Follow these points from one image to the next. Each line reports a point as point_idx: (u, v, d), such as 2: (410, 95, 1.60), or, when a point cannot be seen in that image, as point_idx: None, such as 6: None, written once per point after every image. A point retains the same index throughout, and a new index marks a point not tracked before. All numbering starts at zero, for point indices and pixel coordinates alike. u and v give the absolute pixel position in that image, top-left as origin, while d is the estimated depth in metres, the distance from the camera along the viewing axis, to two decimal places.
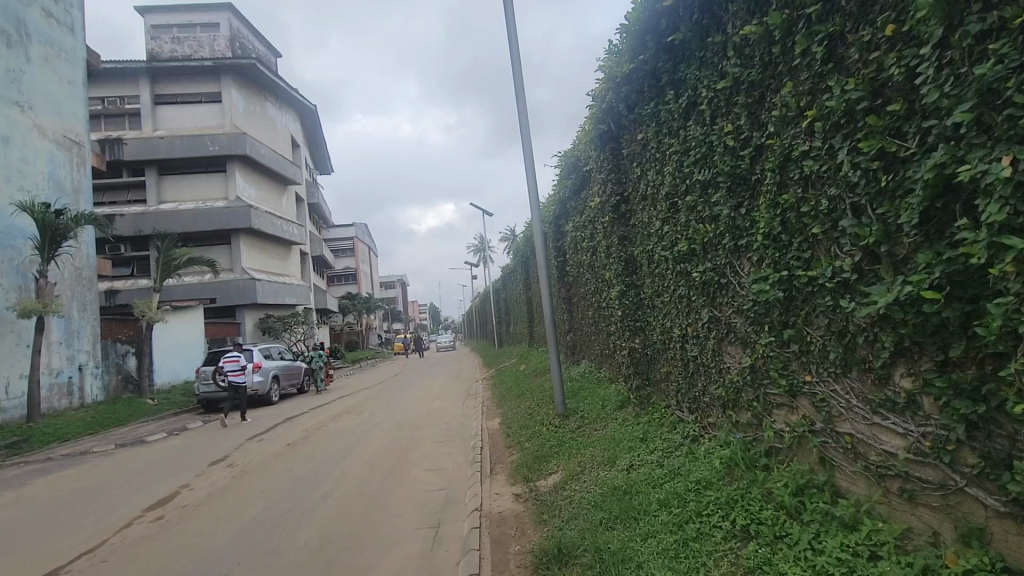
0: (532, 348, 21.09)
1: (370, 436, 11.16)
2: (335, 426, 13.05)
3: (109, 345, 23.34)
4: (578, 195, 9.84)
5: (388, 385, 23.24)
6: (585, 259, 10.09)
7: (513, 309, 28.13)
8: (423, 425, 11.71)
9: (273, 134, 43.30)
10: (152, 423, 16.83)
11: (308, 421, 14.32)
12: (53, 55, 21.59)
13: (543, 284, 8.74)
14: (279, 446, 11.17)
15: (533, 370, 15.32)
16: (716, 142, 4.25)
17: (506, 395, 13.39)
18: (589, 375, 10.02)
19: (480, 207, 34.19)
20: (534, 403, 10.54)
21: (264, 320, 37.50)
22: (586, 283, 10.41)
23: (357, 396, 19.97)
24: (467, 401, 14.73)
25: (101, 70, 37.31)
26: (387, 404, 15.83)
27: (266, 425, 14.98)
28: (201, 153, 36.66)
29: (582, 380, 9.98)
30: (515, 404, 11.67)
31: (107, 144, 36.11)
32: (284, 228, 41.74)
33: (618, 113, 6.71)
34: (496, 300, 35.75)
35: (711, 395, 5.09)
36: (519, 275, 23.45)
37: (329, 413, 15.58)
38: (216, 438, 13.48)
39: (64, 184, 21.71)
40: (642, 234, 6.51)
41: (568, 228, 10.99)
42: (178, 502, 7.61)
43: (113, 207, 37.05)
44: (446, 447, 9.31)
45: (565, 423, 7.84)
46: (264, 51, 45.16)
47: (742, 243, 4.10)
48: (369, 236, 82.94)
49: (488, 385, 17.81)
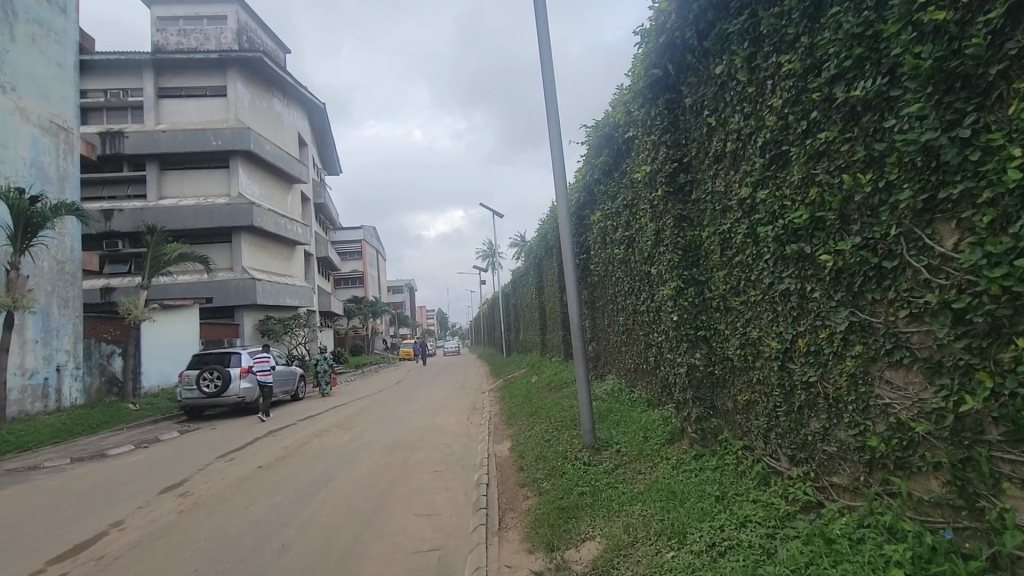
0: (544, 357, 19.29)
1: (357, 459, 9.45)
2: (319, 443, 11.33)
3: (93, 344, 21.83)
4: (611, 174, 8.13)
5: (388, 394, 21.60)
6: (617, 254, 8.32)
7: (523, 315, 26.37)
8: (420, 447, 9.98)
9: (280, 131, 42.05)
10: (123, 432, 15.23)
11: (292, 436, 12.60)
12: (41, 36, 20.30)
13: (568, 280, 7.02)
14: (248, 469, 9.46)
15: (547, 384, 13.60)
16: (895, 27, 2.56)
17: (517, 413, 11.64)
18: (618, 395, 8.28)
19: (490, 208, 32.59)
20: (551, 425, 8.85)
21: (263, 322, 36.06)
22: (616, 283, 8.67)
23: (353, 406, 18.22)
24: (472, 418, 12.96)
25: (104, 61, 36.24)
26: (383, 418, 14.08)
27: (247, 438, 13.32)
28: (203, 148, 35.37)
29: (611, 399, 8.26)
30: (528, 425, 9.96)
31: (108, 138, 34.98)
32: (287, 227, 40.35)
33: (682, 47, 5.04)
34: (505, 305, 34.04)
35: (841, 443, 3.35)
36: (531, 279, 21.67)
37: (316, 426, 13.88)
38: (187, 453, 11.86)
39: (48, 172, 20.30)
40: (713, 209, 4.78)
41: (596, 218, 9.25)
42: (96, 552, 5.92)
43: (112, 201, 35.84)
44: (444, 479, 7.60)
45: (596, 458, 6.10)
46: (273, 47, 44.01)
47: (947, 195, 2.42)
48: (376, 239, 81.44)
49: (496, 398, 16.10)
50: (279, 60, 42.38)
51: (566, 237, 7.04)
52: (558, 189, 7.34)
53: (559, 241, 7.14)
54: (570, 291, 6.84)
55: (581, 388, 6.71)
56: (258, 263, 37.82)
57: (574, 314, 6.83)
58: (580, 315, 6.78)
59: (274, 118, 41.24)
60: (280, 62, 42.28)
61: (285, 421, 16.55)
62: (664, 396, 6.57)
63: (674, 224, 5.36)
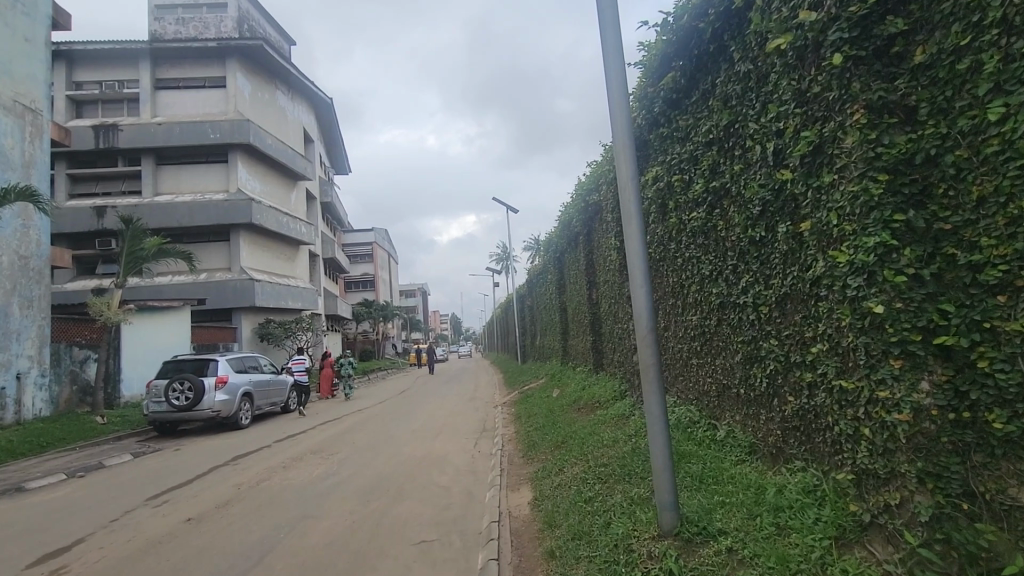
0: (566, 366, 16.62)
1: (323, 510, 6.93)
2: (282, 480, 8.78)
3: (62, 348, 19.55)
4: (687, 100, 5.48)
5: (389, 407, 19.07)
6: (688, 225, 5.74)
7: (540, 318, 23.73)
8: (413, 491, 7.49)
9: (284, 124, 40.06)
10: (70, 454, 12.85)
11: (259, 465, 10.12)
12: (7, 7, 18.22)
13: (634, 242, 4.10)
14: (172, 525, 6.92)
15: (575, 401, 11.00)
16: None
17: (537, 443, 9.02)
18: (691, 433, 5.65)
19: (504, 203, 30.27)
20: (594, 468, 6.27)
21: (263, 325, 33.86)
22: (685, 271, 6.06)
23: (345, 423, 15.71)
24: (481, 446, 10.37)
25: (99, 51, 34.40)
26: (375, 442, 11.60)
27: (204, 467, 10.79)
28: (200, 141, 33.33)
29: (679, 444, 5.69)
30: (558, 461, 7.38)
31: (103, 131, 33.08)
32: (290, 226, 38.18)
33: None
34: (521, 307, 31.44)
35: None
36: (552, 276, 18.98)
37: (291, 451, 11.33)
38: (122, 489, 9.36)
39: (11, 157, 18.14)
40: (1009, 63, 2.19)
41: (650, 177, 6.66)
42: None
43: (106, 197, 33.83)
44: (432, 561, 5.02)
45: (688, 565, 3.42)
46: (277, 38, 42.04)
47: None
48: (387, 240, 79.13)
49: (510, 415, 13.51)
50: (283, 51, 40.36)
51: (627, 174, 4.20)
52: (615, 88, 4.34)
53: (619, 181, 4.25)
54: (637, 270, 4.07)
55: (654, 436, 3.96)
56: (258, 263, 35.67)
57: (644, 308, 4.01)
58: (654, 309, 4.01)
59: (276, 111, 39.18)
60: (284, 52, 40.26)
61: (263, 440, 14.07)
62: (801, 445, 3.96)
63: (863, 118, 2.75)
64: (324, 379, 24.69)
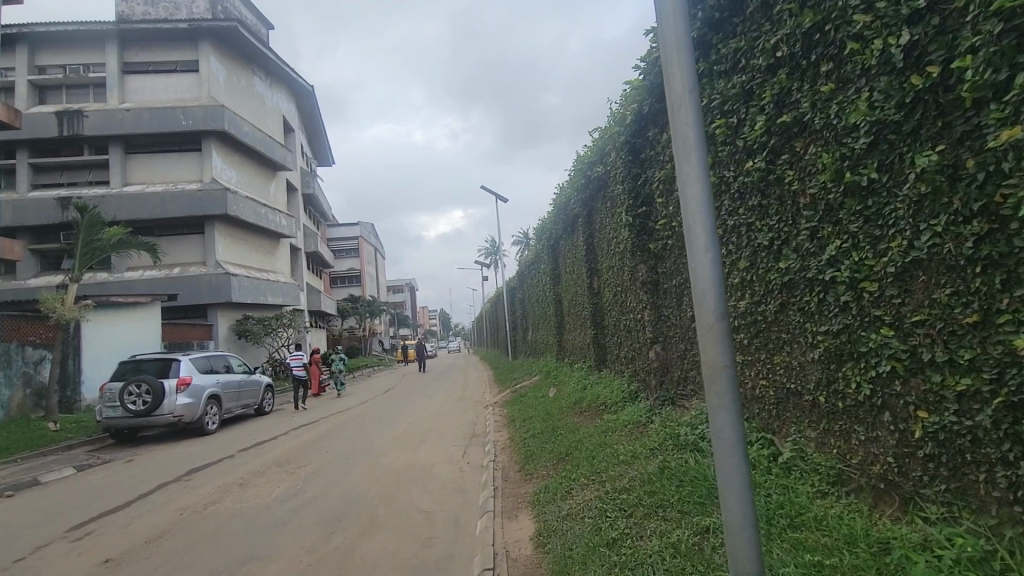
0: (562, 362, 15.41)
1: (278, 546, 5.62)
2: (236, 503, 7.43)
3: (13, 348, 17.91)
4: (741, 17, 4.26)
5: (372, 408, 17.73)
6: (734, 183, 4.51)
7: (532, 310, 22.50)
8: (387, 520, 6.16)
9: (262, 111, 38.26)
10: (5, 469, 11.34)
11: (215, 483, 8.75)
12: None
13: (696, 190, 2.66)
14: (83, 569, 5.53)
15: (575, 403, 9.76)
16: None
17: (537, 455, 7.72)
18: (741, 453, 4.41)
19: (493, 192, 29.08)
20: (612, 494, 5.00)
21: (241, 322, 32.21)
22: (724, 242, 4.84)
23: (321, 427, 14.35)
24: (470, 456, 9.10)
25: (61, 32, 32.32)
26: (351, 452, 10.27)
27: (152, 484, 9.34)
28: (172, 128, 31.48)
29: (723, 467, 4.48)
30: (566, 479, 6.10)
31: (66, 117, 31.06)
32: (270, 218, 36.46)
33: None
34: (511, 300, 30.15)
35: None
36: (545, 266, 17.73)
37: (255, 464, 9.94)
38: (46, 514, 7.91)
39: None
40: None
41: None
42: None
43: (71, 188, 31.84)
44: None
45: None
46: (254, 21, 40.13)
47: None
48: (374, 234, 77.37)
49: (502, 418, 12.26)
50: (260, 34, 38.49)
51: (682, 85, 2.71)
52: None
53: (669, 98, 2.79)
54: (700, 232, 2.67)
55: (729, 484, 2.64)
56: (235, 257, 33.94)
57: (714, 289, 2.64)
58: (726, 291, 2.67)
59: (254, 97, 37.36)
60: (261, 36, 38.42)
61: (228, 448, 12.66)
62: (937, 483, 2.77)
63: None
64: (311, 378, 23.38)
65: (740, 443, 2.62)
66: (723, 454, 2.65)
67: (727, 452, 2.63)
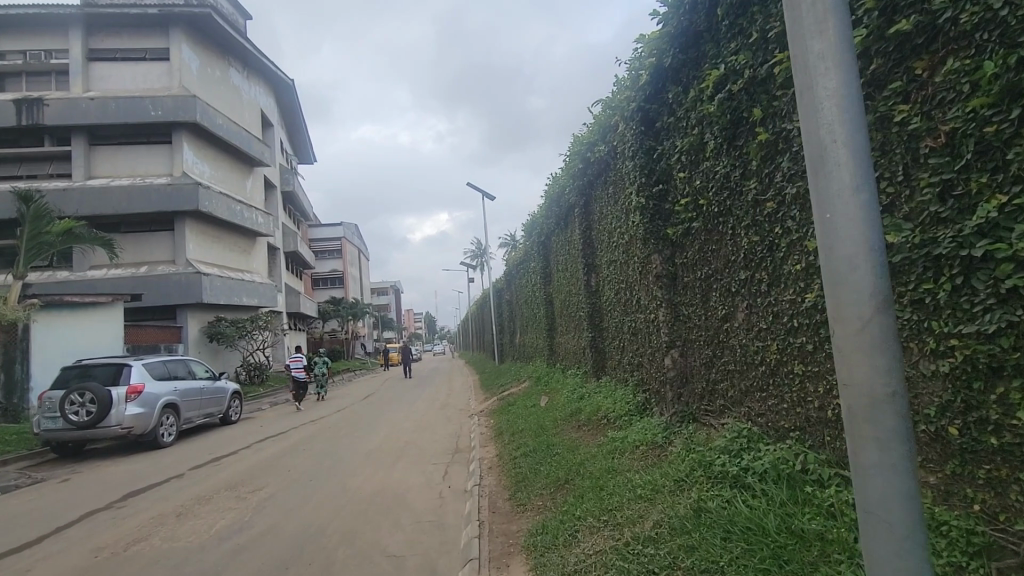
0: (554, 367, 14.29)
1: None
2: (166, 540, 6.13)
3: None
4: None
5: (348, 417, 16.42)
6: None
7: (520, 312, 21.37)
8: (345, 569, 4.90)
9: (238, 104, 36.68)
10: None
11: (148, 512, 7.41)
12: None
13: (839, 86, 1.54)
14: None
15: (571, 416, 8.63)
16: None
17: (530, 480, 6.56)
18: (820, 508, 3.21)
19: (480, 189, 27.97)
20: (630, 553, 3.76)
21: (212, 324, 30.52)
22: (787, 216, 3.74)
23: (289, 439, 13.02)
24: (452, 478, 7.89)
25: (21, 16, 30.46)
26: (317, 472, 8.99)
27: (76, 513, 7.95)
28: (140, 118, 29.79)
29: (785, 517, 3.31)
30: (567, 519, 4.87)
31: (25, 106, 29.19)
32: (245, 215, 34.81)
33: None
34: (498, 301, 29.00)
35: None
36: (535, 264, 16.62)
37: (203, 487, 8.60)
38: None
39: None
40: None
41: (716, 77, 4.35)
42: None
43: (30, 181, 29.95)
44: None
45: None
46: (232, 11, 38.56)
47: None
48: (357, 236, 75.75)
49: (489, 430, 11.09)
50: (237, 24, 36.95)
51: None
52: None
53: None
54: (841, 151, 1.54)
55: None
56: (207, 256, 32.24)
57: (869, 246, 1.51)
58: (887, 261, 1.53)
59: (229, 89, 35.76)
60: (238, 26, 36.88)
61: (179, 464, 11.29)
62: None
63: None
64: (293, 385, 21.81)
65: (913, 524, 1.47)
66: (874, 542, 1.51)
67: (883, 538, 1.49)
